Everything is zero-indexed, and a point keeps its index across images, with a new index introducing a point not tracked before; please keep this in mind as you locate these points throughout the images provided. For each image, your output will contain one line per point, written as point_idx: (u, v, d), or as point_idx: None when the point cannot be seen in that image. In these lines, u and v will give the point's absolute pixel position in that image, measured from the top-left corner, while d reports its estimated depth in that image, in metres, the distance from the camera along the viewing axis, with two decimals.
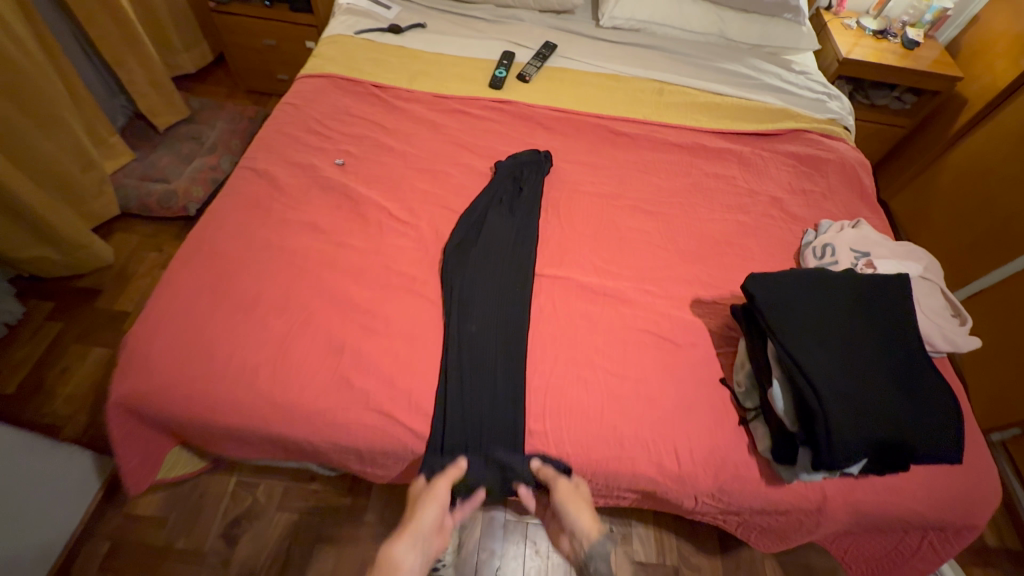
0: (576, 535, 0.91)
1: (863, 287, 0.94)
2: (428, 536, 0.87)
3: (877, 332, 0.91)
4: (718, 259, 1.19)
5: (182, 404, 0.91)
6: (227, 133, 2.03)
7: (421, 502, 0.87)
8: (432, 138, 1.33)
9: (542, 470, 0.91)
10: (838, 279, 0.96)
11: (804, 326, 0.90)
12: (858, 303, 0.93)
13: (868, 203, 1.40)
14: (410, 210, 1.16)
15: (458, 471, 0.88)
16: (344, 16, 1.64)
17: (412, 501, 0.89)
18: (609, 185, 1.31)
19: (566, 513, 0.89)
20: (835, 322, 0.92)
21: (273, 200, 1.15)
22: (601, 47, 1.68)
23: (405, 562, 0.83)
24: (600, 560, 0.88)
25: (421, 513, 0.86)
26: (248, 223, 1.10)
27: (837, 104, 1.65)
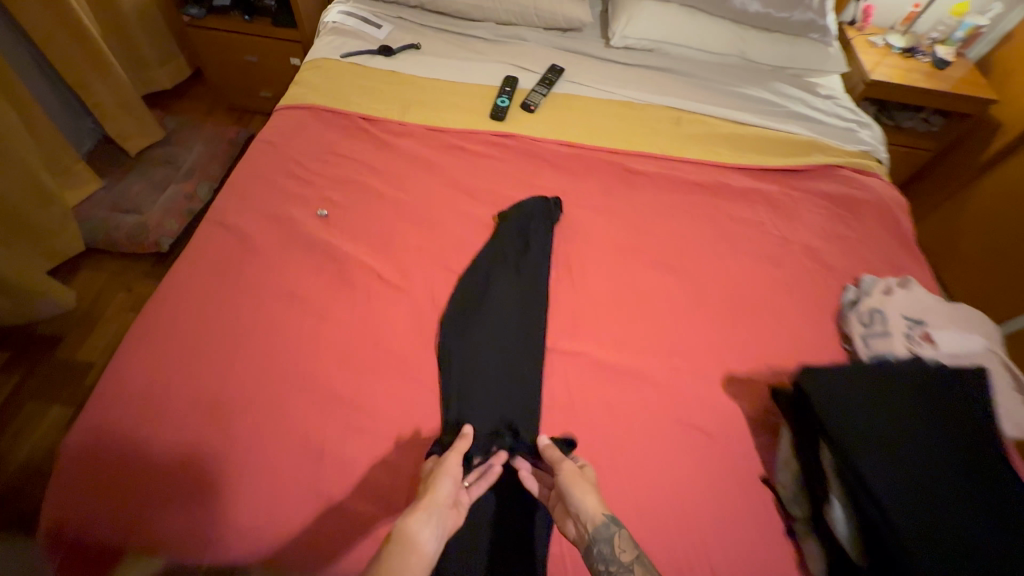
0: (576, 518, 0.72)
1: (932, 387, 0.82)
2: (445, 511, 0.69)
3: (953, 443, 0.78)
4: (749, 322, 1.06)
5: (133, 522, 0.77)
6: (206, 155, 1.85)
7: (432, 478, 0.72)
8: (427, 181, 1.19)
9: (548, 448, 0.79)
10: (892, 369, 0.85)
11: (869, 436, 0.78)
12: (929, 407, 0.80)
13: (909, 249, 1.27)
14: (402, 273, 1.03)
15: (464, 442, 0.77)
16: (329, 36, 1.49)
17: (422, 482, 0.73)
18: (625, 233, 1.17)
19: (568, 495, 0.72)
20: (904, 431, 0.79)
21: (246, 262, 1.01)
22: (612, 70, 1.54)
23: (421, 539, 0.64)
24: (604, 544, 0.70)
25: (434, 486, 0.70)
26: (219, 293, 0.97)
27: (868, 133, 1.52)
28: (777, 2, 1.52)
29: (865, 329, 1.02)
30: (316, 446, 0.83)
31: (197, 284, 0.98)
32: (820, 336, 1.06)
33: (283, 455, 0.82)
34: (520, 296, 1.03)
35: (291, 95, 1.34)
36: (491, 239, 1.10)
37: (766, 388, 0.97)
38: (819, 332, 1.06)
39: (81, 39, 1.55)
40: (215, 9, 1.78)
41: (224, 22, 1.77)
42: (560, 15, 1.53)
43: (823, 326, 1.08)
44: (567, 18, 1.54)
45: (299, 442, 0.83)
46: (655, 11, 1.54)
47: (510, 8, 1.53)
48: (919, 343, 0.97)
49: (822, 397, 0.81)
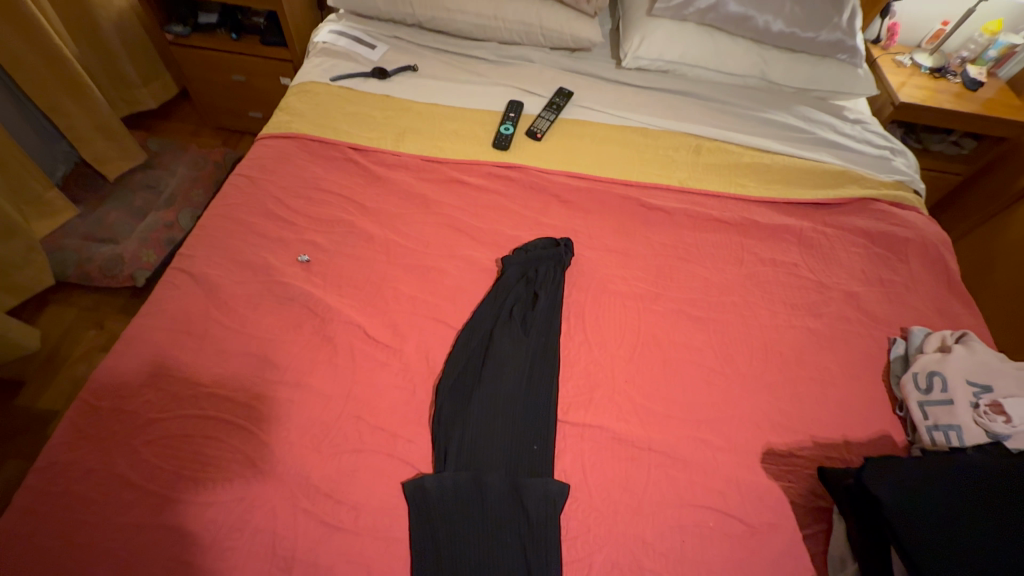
0: None
1: None
2: None
3: None
4: (787, 383, 0.93)
5: None
6: (189, 180, 1.75)
7: None
8: (422, 220, 1.08)
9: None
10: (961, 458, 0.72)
11: (961, 554, 0.64)
12: None
13: (957, 294, 1.14)
14: (393, 329, 0.91)
15: None
16: (319, 58, 1.38)
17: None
18: (644, 279, 1.05)
19: None
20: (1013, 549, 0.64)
21: (212, 319, 0.89)
22: (624, 93, 1.43)
23: None
24: None
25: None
26: (182, 357, 0.85)
27: (902, 161, 1.40)
28: (803, 22, 1.41)
29: (922, 395, 0.88)
30: (285, 551, 0.70)
31: (156, 346, 0.85)
32: (869, 401, 0.93)
33: (245, 564, 0.69)
34: (525, 354, 0.90)
35: (275, 123, 1.23)
36: (494, 286, 0.98)
37: (813, 466, 0.83)
38: (868, 397, 0.93)
39: (57, 62, 1.45)
40: (201, 28, 1.69)
41: (210, 41, 1.68)
42: (568, 35, 1.42)
43: (871, 388, 0.95)
44: (575, 38, 1.43)
45: (265, 546, 0.70)
46: (671, 30, 1.43)
47: (514, 28, 1.42)
48: (988, 415, 0.82)
49: (890, 498, 0.69)
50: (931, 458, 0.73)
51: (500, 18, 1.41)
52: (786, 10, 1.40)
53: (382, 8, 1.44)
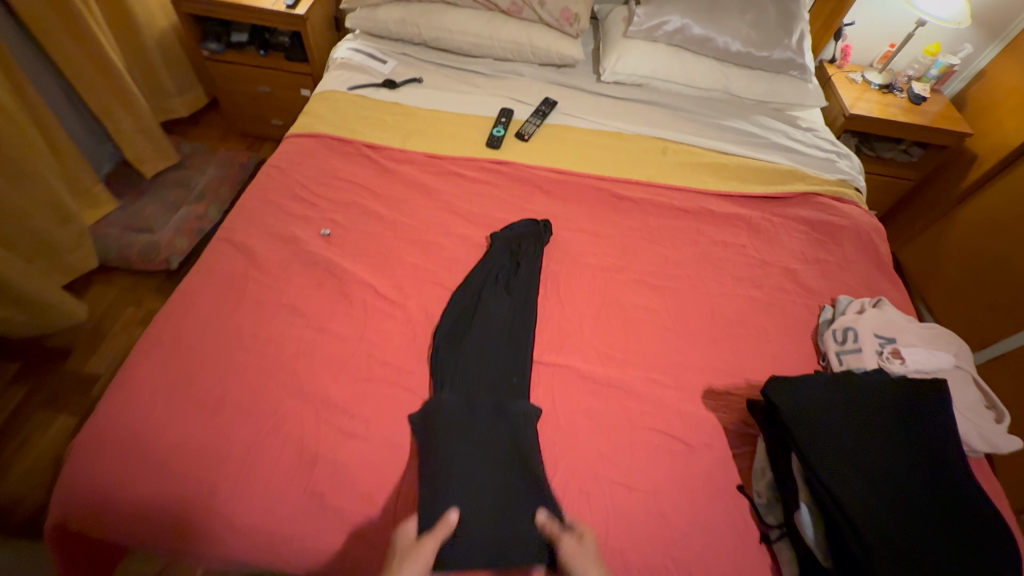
0: None
1: (898, 400, 0.88)
2: None
3: (921, 452, 0.83)
4: (728, 339, 1.11)
5: (123, 517, 0.82)
6: (217, 180, 1.96)
7: (403, 562, 0.70)
8: (425, 205, 1.27)
9: (549, 522, 0.79)
10: (843, 378, 0.91)
11: (838, 445, 0.83)
12: (893, 417, 0.86)
13: (885, 273, 1.33)
14: (399, 289, 1.10)
15: (445, 528, 0.74)
16: (338, 71, 1.60)
17: (391, 560, 0.71)
18: (612, 255, 1.24)
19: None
20: (873, 441, 0.84)
21: (249, 278, 1.08)
22: (603, 103, 1.64)
23: None
24: None
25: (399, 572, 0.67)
26: (224, 308, 1.03)
27: (846, 164, 1.60)
28: (757, 43, 1.63)
29: (837, 345, 1.05)
30: (310, 451, 0.87)
31: (202, 299, 1.04)
32: (798, 354, 1.10)
33: (278, 460, 0.86)
34: (509, 312, 1.08)
35: (299, 124, 1.43)
36: (482, 258, 1.16)
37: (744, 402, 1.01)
38: (796, 351, 1.11)
39: (109, 74, 1.68)
40: (234, 45, 1.91)
41: (241, 57, 1.91)
42: (554, 52, 1.64)
43: (800, 344, 1.12)
44: (560, 55, 1.65)
45: (294, 448, 0.88)
46: (644, 49, 1.65)
47: (507, 46, 1.64)
48: (889, 358, 1.00)
49: (787, 407, 0.86)
50: (821, 378, 0.91)
51: (495, 38, 1.63)
52: (742, 33, 1.62)
53: (393, 28, 1.66)
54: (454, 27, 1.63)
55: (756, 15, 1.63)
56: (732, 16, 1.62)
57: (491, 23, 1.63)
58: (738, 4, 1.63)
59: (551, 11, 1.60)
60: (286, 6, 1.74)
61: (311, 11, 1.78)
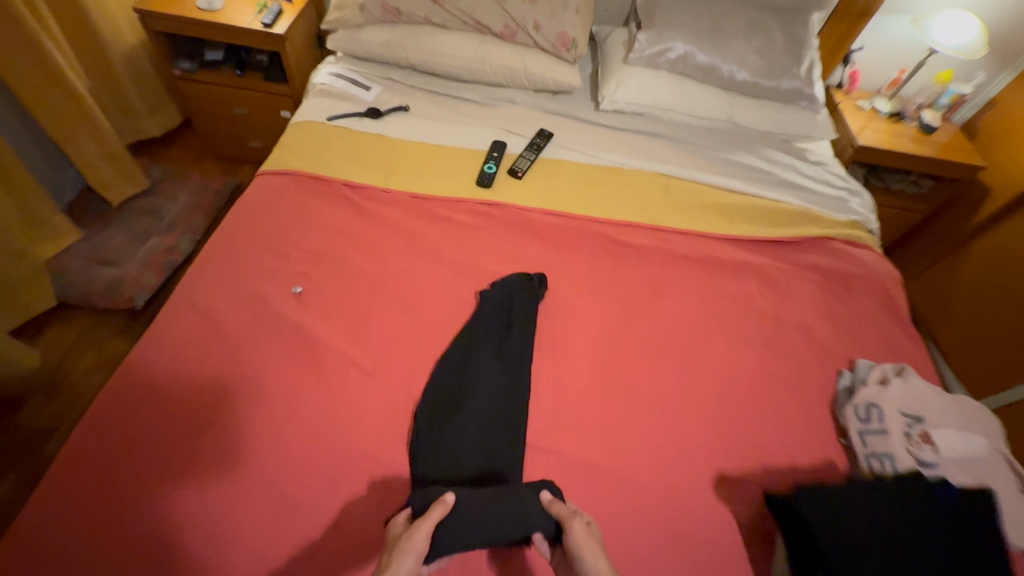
0: None
1: (939, 511, 0.80)
2: None
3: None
4: (737, 410, 1.02)
5: None
6: (192, 207, 1.85)
7: (396, 551, 0.69)
8: (408, 254, 1.16)
9: (554, 504, 0.79)
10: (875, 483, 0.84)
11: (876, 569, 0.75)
12: (935, 532, 0.79)
13: (904, 327, 1.24)
14: (376, 356, 0.99)
15: (439, 512, 0.74)
16: (317, 98, 1.48)
17: (385, 550, 0.71)
18: (611, 311, 1.14)
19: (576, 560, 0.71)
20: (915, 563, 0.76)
21: (208, 345, 0.96)
22: (601, 134, 1.54)
23: None
24: None
25: (397, 561, 0.68)
26: (178, 381, 0.92)
27: (857, 202, 1.51)
28: (765, 72, 1.53)
29: (860, 424, 0.96)
30: (274, 558, 0.78)
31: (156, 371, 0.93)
32: (813, 428, 1.01)
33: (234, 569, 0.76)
34: (495, 375, 1.00)
35: (273, 159, 1.32)
36: (471, 318, 1.06)
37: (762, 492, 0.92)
38: (813, 425, 1.02)
39: (71, 96, 1.55)
40: (207, 64, 1.80)
41: (214, 77, 1.78)
42: (549, 79, 1.53)
43: (815, 416, 1.03)
44: (557, 82, 1.54)
45: (253, 554, 0.77)
46: (645, 76, 1.55)
47: (500, 71, 1.53)
48: (918, 445, 0.92)
49: (819, 520, 0.79)
50: (853, 484, 0.84)
51: (487, 63, 1.52)
52: (749, 61, 1.53)
53: (378, 51, 1.55)
54: (443, 51, 1.52)
55: (762, 42, 1.54)
56: (738, 43, 1.52)
57: (482, 47, 1.52)
58: (744, 30, 1.54)
59: (546, 36, 1.50)
60: (263, 24, 1.62)
61: (290, 29, 1.66)
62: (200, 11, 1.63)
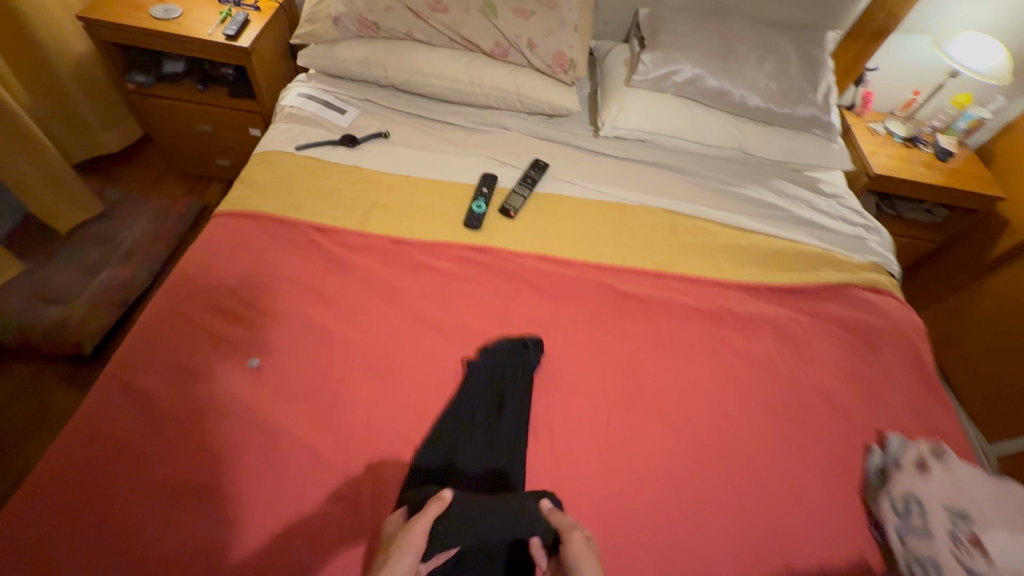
0: None
1: None
2: None
3: None
4: (755, 499, 0.92)
5: None
6: (150, 233, 1.67)
7: (391, 549, 0.66)
8: (386, 313, 1.03)
9: (554, 511, 0.75)
10: None
11: None
12: None
13: (933, 388, 1.13)
14: (352, 444, 0.87)
15: (434, 508, 0.70)
16: (285, 123, 1.33)
17: (380, 551, 0.68)
18: (615, 379, 1.02)
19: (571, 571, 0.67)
20: None
21: (152, 437, 0.84)
22: (600, 164, 1.40)
23: None
24: None
25: (393, 560, 0.65)
26: (122, 487, 0.80)
27: (876, 240, 1.40)
28: (778, 98, 1.40)
29: (899, 520, 0.87)
30: None
31: (94, 473, 0.80)
32: (834, 519, 0.92)
33: None
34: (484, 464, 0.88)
35: (233, 197, 1.16)
36: (458, 393, 0.94)
37: None
38: (837, 516, 0.92)
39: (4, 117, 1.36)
40: (166, 77, 1.62)
41: (176, 92, 1.61)
42: (545, 102, 1.39)
43: (835, 505, 0.93)
44: (552, 106, 1.40)
45: None
46: (649, 100, 1.41)
47: (490, 93, 1.39)
48: (968, 551, 0.80)
49: None
50: None
51: (475, 84, 1.37)
52: (761, 86, 1.39)
53: (355, 69, 1.39)
54: (427, 70, 1.37)
55: (776, 65, 1.42)
56: (750, 66, 1.40)
57: (471, 66, 1.37)
58: (756, 52, 1.42)
59: (541, 55, 1.35)
60: (226, 35, 1.45)
61: (257, 42, 1.49)
62: (156, 20, 1.46)
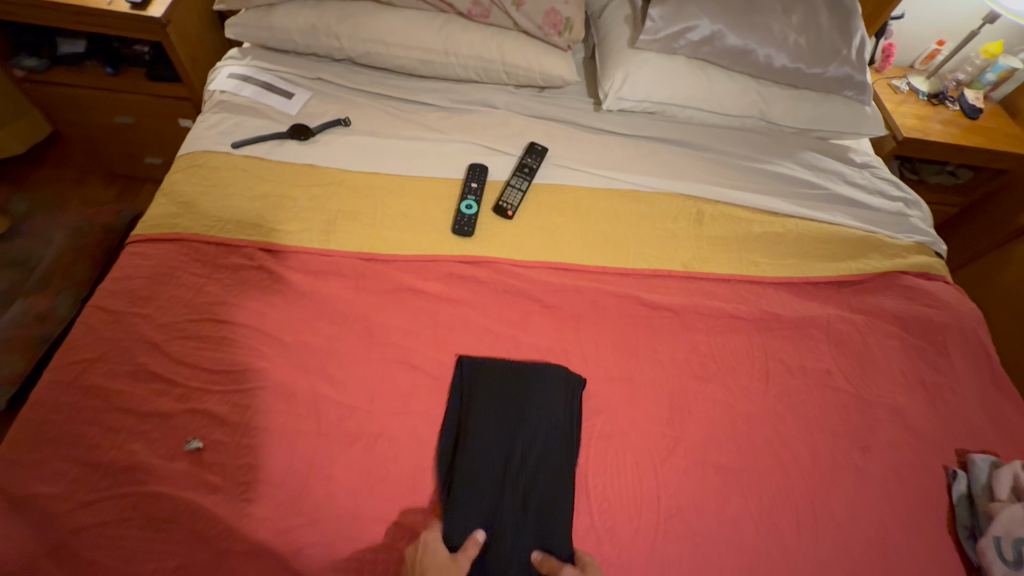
0: None
1: None
2: None
3: None
4: (832, 550, 0.77)
5: None
6: (68, 250, 1.29)
7: None
8: (363, 359, 0.81)
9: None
10: None
11: None
12: None
13: (1002, 391, 0.98)
14: (334, 545, 0.67)
15: None
16: (215, 113, 1.06)
17: None
18: (653, 417, 0.83)
19: None
20: None
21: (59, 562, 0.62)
22: (608, 144, 1.17)
23: None
24: None
25: None
26: None
27: (918, 216, 1.23)
28: (809, 55, 1.18)
29: (1011, 572, 0.72)
30: None
31: None
32: (919, 560, 0.78)
33: None
34: (506, 536, 0.71)
35: (155, 215, 0.91)
36: (468, 443, 0.75)
37: None
38: (925, 562, 0.78)
39: None
40: (63, 59, 1.30)
41: (80, 78, 1.30)
42: (536, 72, 1.15)
43: (920, 545, 0.79)
44: (545, 76, 1.16)
45: None
46: (657, 65, 1.18)
47: (469, 64, 1.14)
48: None
49: None
50: None
51: (451, 53, 1.12)
52: (789, 41, 1.17)
53: (299, 40, 1.12)
54: (390, 38, 1.11)
55: (804, 17, 1.18)
56: (775, 18, 1.17)
57: (444, 31, 1.11)
58: (781, 1, 1.18)
59: (530, 15, 1.10)
60: (132, 3, 1.13)
61: (173, 10, 1.19)
62: None
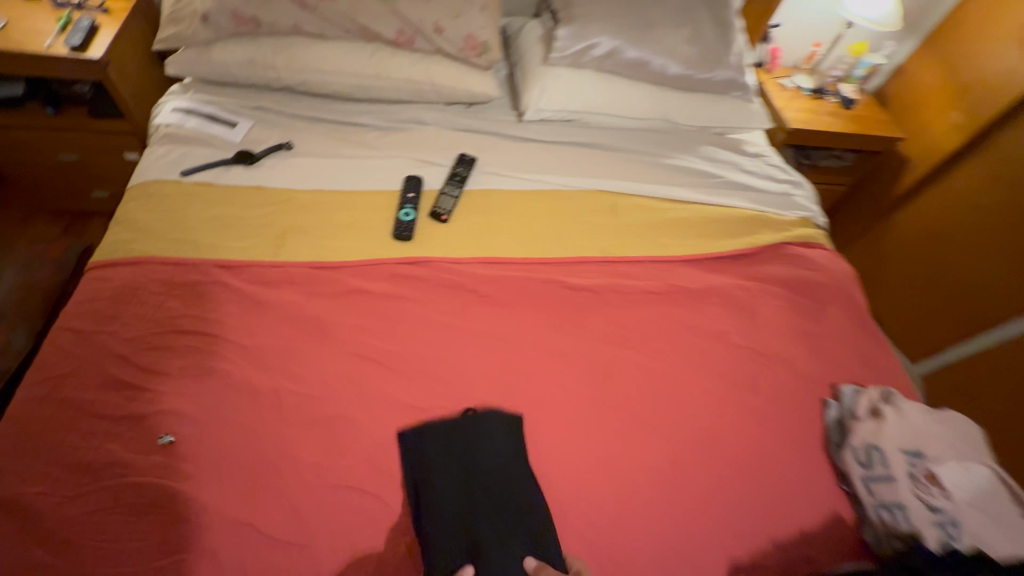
0: None
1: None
2: None
3: None
4: (731, 472, 0.92)
5: None
6: (19, 286, 1.32)
7: None
8: (319, 353, 0.91)
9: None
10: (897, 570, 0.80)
11: None
12: None
13: (870, 335, 1.18)
14: (303, 512, 0.77)
15: None
16: (162, 145, 1.14)
17: None
18: (578, 380, 0.97)
19: None
20: None
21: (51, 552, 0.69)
22: (531, 151, 1.31)
23: None
24: None
25: None
26: None
27: (801, 195, 1.43)
28: (698, 62, 1.36)
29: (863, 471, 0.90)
30: None
31: None
32: (802, 473, 0.94)
33: None
34: (453, 493, 0.82)
35: (112, 243, 0.99)
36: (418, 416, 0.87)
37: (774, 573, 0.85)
38: (807, 475, 0.94)
39: None
40: None
41: (20, 120, 1.34)
42: (461, 90, 1.28)
43: (803, 461, 0.96)
44: (470, 94, 1.29)
45: None
46: (569, 79, 1.34)
47: (400, 87, 1.26)
48: (927, 488, 0.84)
49: None
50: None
51: (382, 78, 1.24)
52: (680, 52, 1.35)
53: (239, 73, 1.22)
54: (325, 67, 1.22)
55: (693, 31, 1.36)
56: (667, 33, 1.34)
57: (374, 59, 1.23)
58: (672, 17, 1.36)
59: (451, 40, 1.23)
60: (71, 47, 1.20)
61: (113, 51, 1.26)
62: None
